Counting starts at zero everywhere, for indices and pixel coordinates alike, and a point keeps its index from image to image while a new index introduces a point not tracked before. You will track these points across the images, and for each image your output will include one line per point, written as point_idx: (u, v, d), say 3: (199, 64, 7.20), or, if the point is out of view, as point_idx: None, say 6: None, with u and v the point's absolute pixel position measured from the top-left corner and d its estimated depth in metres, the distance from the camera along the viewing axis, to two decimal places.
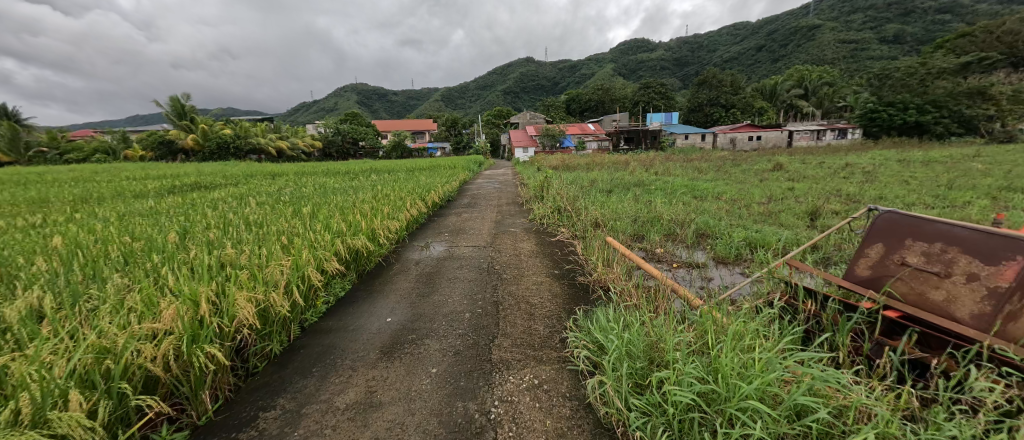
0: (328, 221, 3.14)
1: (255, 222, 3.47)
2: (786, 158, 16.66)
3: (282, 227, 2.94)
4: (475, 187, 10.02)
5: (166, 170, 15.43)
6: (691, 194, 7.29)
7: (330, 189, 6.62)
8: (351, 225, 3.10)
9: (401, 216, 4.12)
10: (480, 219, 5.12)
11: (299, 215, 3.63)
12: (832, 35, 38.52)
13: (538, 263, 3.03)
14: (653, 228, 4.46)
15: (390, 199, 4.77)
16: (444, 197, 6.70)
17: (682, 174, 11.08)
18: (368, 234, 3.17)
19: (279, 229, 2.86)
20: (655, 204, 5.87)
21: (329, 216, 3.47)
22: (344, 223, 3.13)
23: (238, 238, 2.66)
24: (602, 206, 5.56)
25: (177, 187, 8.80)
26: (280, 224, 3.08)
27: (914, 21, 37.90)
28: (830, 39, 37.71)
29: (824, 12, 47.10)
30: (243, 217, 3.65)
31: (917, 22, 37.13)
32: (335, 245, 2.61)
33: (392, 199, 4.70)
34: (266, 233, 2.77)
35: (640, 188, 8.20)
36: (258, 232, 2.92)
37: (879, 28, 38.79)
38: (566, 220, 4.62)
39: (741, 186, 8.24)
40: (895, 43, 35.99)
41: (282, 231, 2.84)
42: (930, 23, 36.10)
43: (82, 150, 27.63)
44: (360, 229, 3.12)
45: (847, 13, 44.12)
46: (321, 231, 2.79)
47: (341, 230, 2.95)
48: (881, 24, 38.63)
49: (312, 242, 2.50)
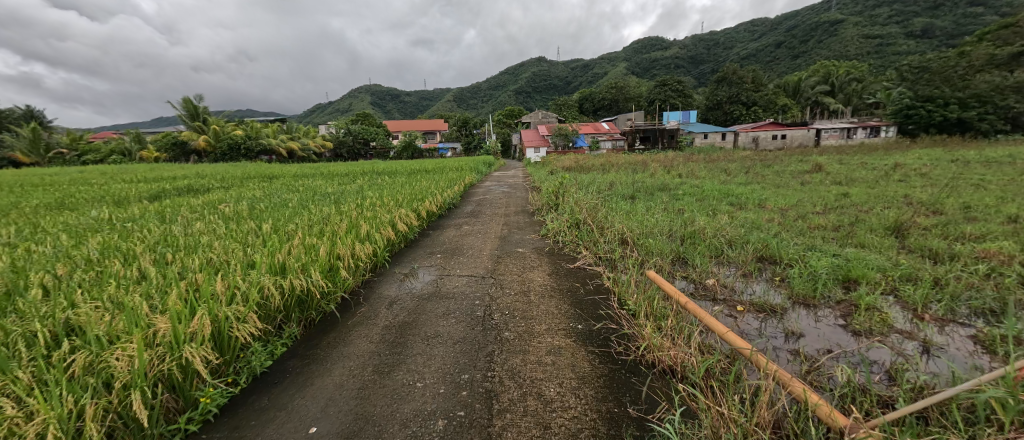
0: (271, 249, 2.35)
1: (188, 245, 2.70)
2: (820, 158, 15.46)
3: (201, 258, 2.14)
4: (482, 190, 9.25)
5: (171, 172, 15.12)
6: (727, 201, 6.34)
7: (316, 196, 5.89)
8: (299, 255, 2.30)
9: (382, 233, 3.33)
10: (480, 234, 4.30)
11: (247, 236, 2.87)
12: (857, 29, 36.72)
13: (554, 310, 2.17)
14: (697, 247, 3.61)
15: (373, 210, 3.99)
16: (443, 205, 5.91)
17: (709, 177, 10.06)
18: (325, 268, 2.36)
19: (195, 262, 2.07)
20: (689, 217, 4.98)
21: (282, 239, 2.68)
22: (291, 252, 2.34)
23: (124, 279, 1.87)
24: (627, 218, 4.69)
25: (164, 192, 8.25)
26: (209, 253, 2.31)
27: (944, 14, 35.96)
28: (855, 34, 35.97)
29: (847, 6, 45.03)
30: (180, 238, 2.91)
31: (947, 15, 35.20)
32: (258, 296, 1.79)
33: (374, 211, 3.91)
34: (170, 272, 1.96)
35: (666, 193, 7.27)
36: (170, 268, 2.13)
37: (907, 22, 36.84)
38: (587, 239, 3.74)
39: (782, 192, 7.24)
40: (925, 37, 34.10)
41: (195, 266, 2.04)
42: (962, 16, 34.16)
43: (99, 151, 27.98)
44: (312, 260, 2.31)
45: (871, 8, 42.11)
46: (247, 271, 1.97)
47: (282, 267, 2.15)
48: (908, 18, 36.84)
49: (220, 296, 1.71)
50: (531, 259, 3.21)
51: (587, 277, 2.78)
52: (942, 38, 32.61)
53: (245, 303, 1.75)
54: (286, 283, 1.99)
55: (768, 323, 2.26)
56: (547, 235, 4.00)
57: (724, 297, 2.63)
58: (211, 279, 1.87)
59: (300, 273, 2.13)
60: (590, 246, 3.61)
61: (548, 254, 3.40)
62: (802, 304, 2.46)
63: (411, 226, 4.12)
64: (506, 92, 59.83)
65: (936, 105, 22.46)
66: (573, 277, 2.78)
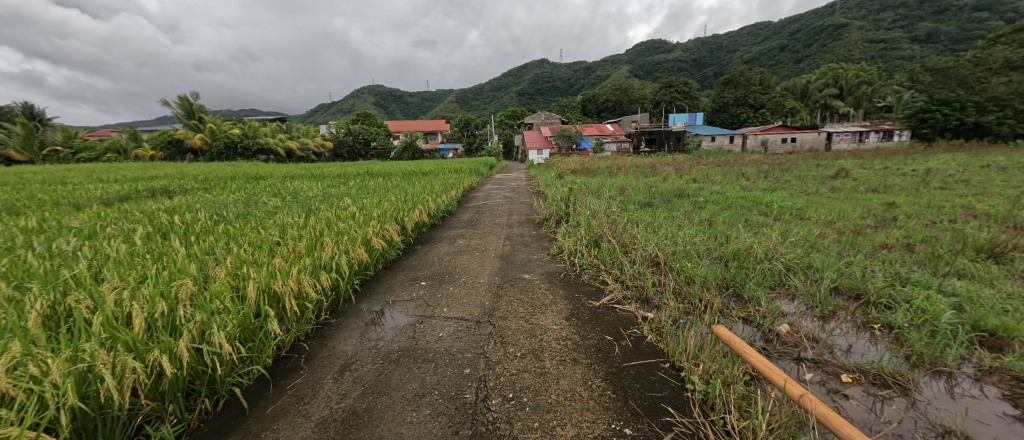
0: (163, 295, 1.62)
1: (61, 279, 1.97)
2: (840, 162, 14.66)
3: (32, 313, 1.41)
4: (482, 194, 8.57)
5: (157, 171, 14.41)
6: (758, 211, 5.63)
7: (292, 203, 5.18)
8: (200, 308, 1.58)
9: (351, 255, 2.59)
10: (478, 251, 3.57)
11: (154, 265, 2.12)
12: (861, 33, 36.16)
13: (582, 396, 1.42)
14: (750, 274, 2.87)
15: (345, 223, 3.26)
16: (437, 211, 5.16)
17: (726, 182, 9.36)
18: (243, 326, 1.63)
19: (10, 322, 1.34)
20: (723, 232, 4.26)
21: (196, 274, 1.95)
22: (192, 305, 1.61)
23: None
24: (652, 232, 3.96)
25: (134, 195, 7.55)
26: (60, 302, 1.58)
27: (948, 19, 35.51)
28: (860, 38, 35.40)
29: (851, 10, 44.43)
30: (59, 264, 2.16)
31: (952, 20, 34.77)
32: (74, 398, 1.07)
33: (344, 225, 3.16)
34: None
35: (686, 200, 6.55)
36: None
37: (912, 27, 36.38)
38: (611, 263, 3.00)
39: (814, 200, 6.52)
40: (928, 42, 33.78)
41: (13, 335, 1.31)
42: (968, 21, 33.70)
43: (93, 150, 27.39)
44: (221, 313, 1.58)
45: (876, 12, 41.49)
46: (86, 350, 1.23)
47: (164, 330, 1.43)
48: (912, 22, 36.41)
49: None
50: (542, 293, 2.46)
51: (619, 325, 2.04)
52: (948, 43, 32.18)
53: (48, 416, 1.02)
54: (143, 363, 1.25)
55: (898, 410, 1.51)
56: (560, 254, 3.26)
57: (818, 357, 1.87)
58: (11, 364, 1.15)
59: (184, 342, 1.40)
60: (615, 274, 2.87)
61: (564, 283, 2.65)
62: (935, 374, 1.71)
63: (393, 241, 3.38)
64: (508, 94, 59.25)
65: (952, 109, 21.69)
66: (602, 325, 2.02)
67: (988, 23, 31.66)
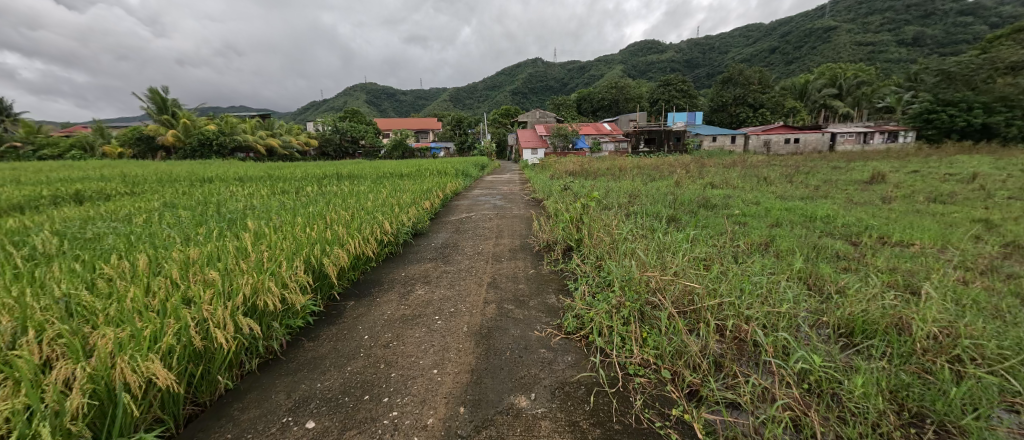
0: None
1: None
2: (860, 164, 13.52)
3: None
4: (469, 202, 7.22)
5: (109, 170, 12.81)
6: (819, 231, 4.37)
7: (194, 222, 3.71)
8: None
9: (130, 383, 1.18)
10: (443, 317, 2.15)
11: None
12: (851, 36, 35.81)
13: None
14: (942, 388, 1.53)
15: (196, 281, 1.83)
16: (397, 233, 3.72)
17: (750, 187, 8.17)
18: None
19: None
20: (810, 272, 2.92)
21: None
22: None
23: None
24: (711, 274, 2.63)
25: (31, 202, 6.06)
26: None
27: (934, 23, 35.46)
28: (849, 41, 34.84)
29: (840, 13, 44.03)
30: None
31: (939, 24, 34.70)
32: None
33: (190, 288, 1.75)
34: None
35: (719, 214, 5.32)
36: None
37: (900, 30, 36.21)
38: (681, 351, 1.65)
39: (874, 215, 5.26)
40: (914, 45, 33.73)
41: None
42: (955, 25, 33.69)
43: (57, 146, 25.48)
44: None
45: (865, 15, 41.18)
46: None
47: None
48: (899, 26, 36.35)
49: None
50: None
51: None
52: (934, 46, 32.13)
53: None
54: None
55: None
56: (581, 331, 1.88)
57: None
58: None
59: None
60: (691, 382, 1.53)
61: (604, 434, 1.28)
62: None
63: (292, 306, 1.97)
64: (502, 93, 58.03)
65: (958, 109, 20.70)
66: None
67: (976, 27, 31.55)
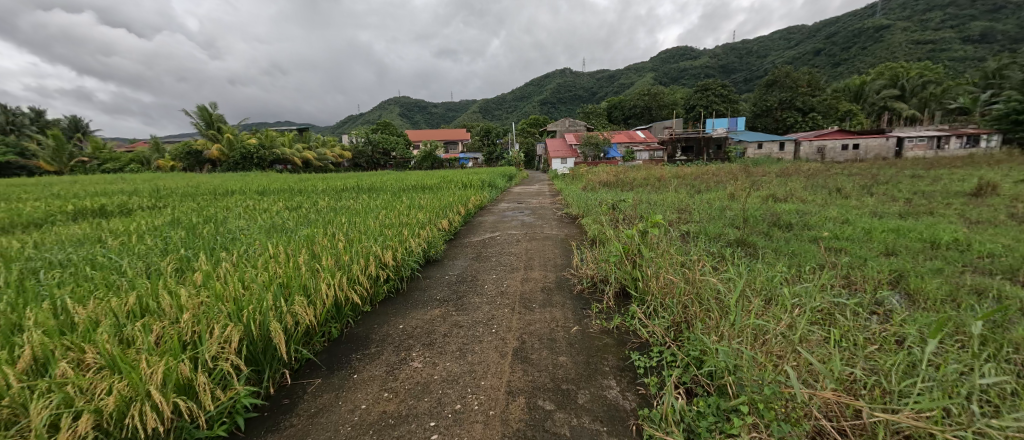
0: None
1: None
2: (943, 173, 11.62)
3: None
4: (496, 218, 6.48)
5: (151, 183, 13.20)
6: (962, 265, 3.23)
7: (168, 249, 3.14)
8: None
9: None
10: (442, 426, 1.34)
11: None
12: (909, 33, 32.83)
13: None
14: None
15: (40, 387, 1.12)
16: (402, 263, 3.01)
17: (820, 201, 6.94)
18: None
19: None
20: (1008, 339, 1.89)
21: None
22: None
23: None
24: (861, 349, 1.68)
25: (51, 216, 5.93)
26: None
27: (1006, 17, 31.99)
28: (906, 39, 31.86)
29: (893, 11, 40.70)
30: None
31: (1013, 18, 31.23)
32: None
33: (12, 405, 1.05)
34: None
35: (808, 238, 4.25)
36: None
37: (967, 25, 32.86)
38: None
39: (1018, 240, 3.99)
40: (982, 42, 30.55)
41: None
42: None
43: (119, 160, 27.32)
44: None
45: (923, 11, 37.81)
46: None
47: None
48: (964, 22, 33.03)
49: None
50: None
51: None
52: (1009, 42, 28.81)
53: None
54: None
55: None
56: None
57: None
58: None
59: None
60: None
61: None
62: None
63: (199, 415, 1.24)
64: (530, 104, 57.80)
65: None
66: None
67: None
